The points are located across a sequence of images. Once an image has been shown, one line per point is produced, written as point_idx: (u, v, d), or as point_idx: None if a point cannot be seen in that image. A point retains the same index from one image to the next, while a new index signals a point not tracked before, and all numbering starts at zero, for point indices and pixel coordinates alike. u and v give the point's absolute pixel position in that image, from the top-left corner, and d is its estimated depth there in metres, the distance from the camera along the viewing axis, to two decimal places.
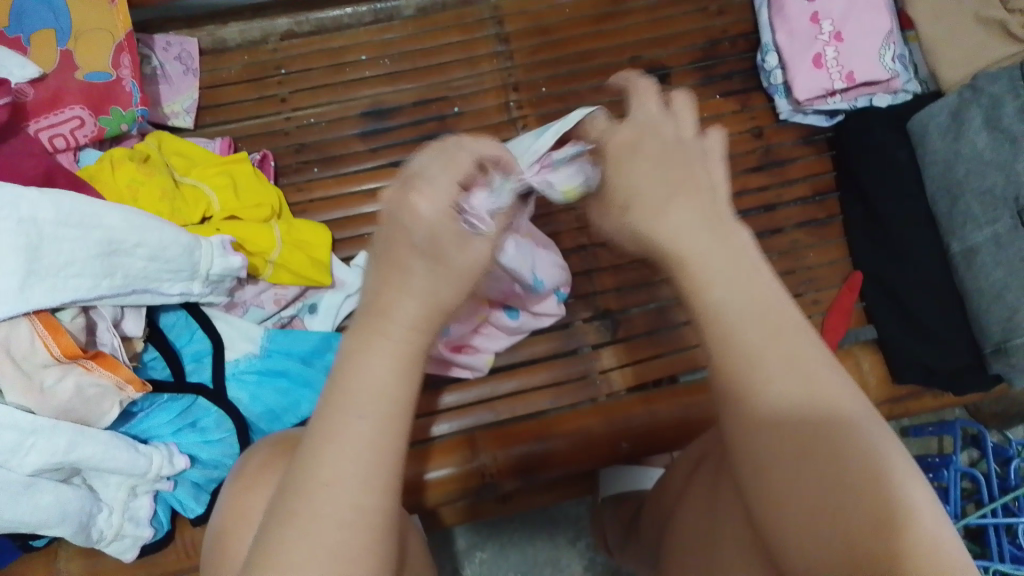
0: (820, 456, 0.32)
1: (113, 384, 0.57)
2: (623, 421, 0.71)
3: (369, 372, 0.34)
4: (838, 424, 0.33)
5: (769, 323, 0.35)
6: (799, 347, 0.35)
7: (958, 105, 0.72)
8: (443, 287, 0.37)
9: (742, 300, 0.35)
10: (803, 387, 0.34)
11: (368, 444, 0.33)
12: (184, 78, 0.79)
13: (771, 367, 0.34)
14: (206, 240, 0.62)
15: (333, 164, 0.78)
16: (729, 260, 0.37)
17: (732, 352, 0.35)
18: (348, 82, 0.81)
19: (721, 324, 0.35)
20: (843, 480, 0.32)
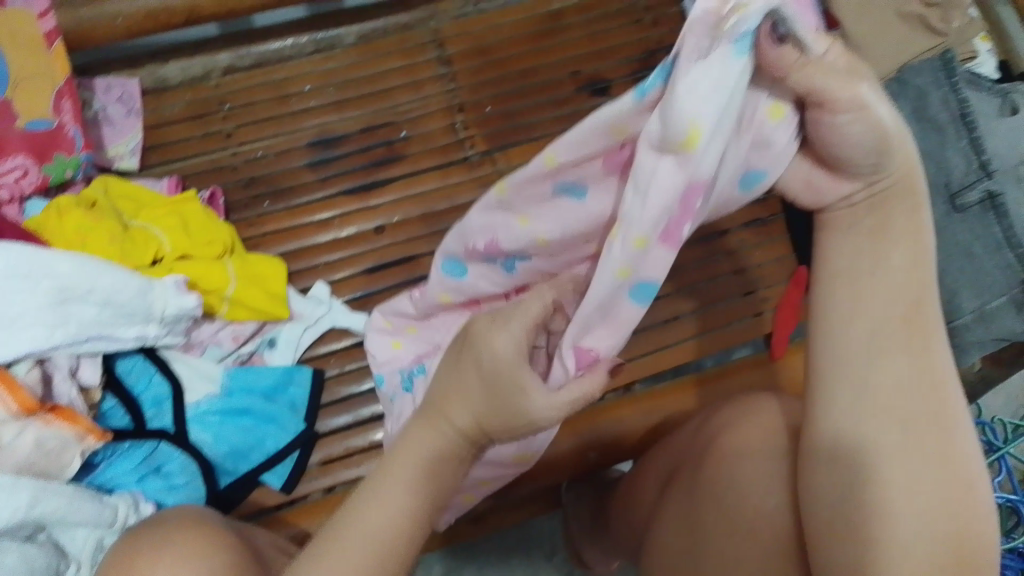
0: (884, 461, 0.39)
1: (73, 436, 0.57)
2: (591, 433, 0.71)
3: (415, 444, 0.42)
4: (925, 438, 0.39)
5: (912, 309, 0.40)
6: (926, 340, 0.40)
7: (888, 100, 0.75)
8: (489, 385, 0.41)
9: (902, 311, 0.40)
10: (910, 392, 0.39)
11: (408, 478, 0.41)
12: (127, 119, 0.79)
13: (885, 371, 0.40)
14: (159, 281, 0.62)
15: (284, 197, 0.78)
16: (914, 229, 0.39)
17: (864, 349, 0.40)
18: (294, 113, 0.81)
19: (861, 287, 0.40)
20: (892, 484, 0.39)
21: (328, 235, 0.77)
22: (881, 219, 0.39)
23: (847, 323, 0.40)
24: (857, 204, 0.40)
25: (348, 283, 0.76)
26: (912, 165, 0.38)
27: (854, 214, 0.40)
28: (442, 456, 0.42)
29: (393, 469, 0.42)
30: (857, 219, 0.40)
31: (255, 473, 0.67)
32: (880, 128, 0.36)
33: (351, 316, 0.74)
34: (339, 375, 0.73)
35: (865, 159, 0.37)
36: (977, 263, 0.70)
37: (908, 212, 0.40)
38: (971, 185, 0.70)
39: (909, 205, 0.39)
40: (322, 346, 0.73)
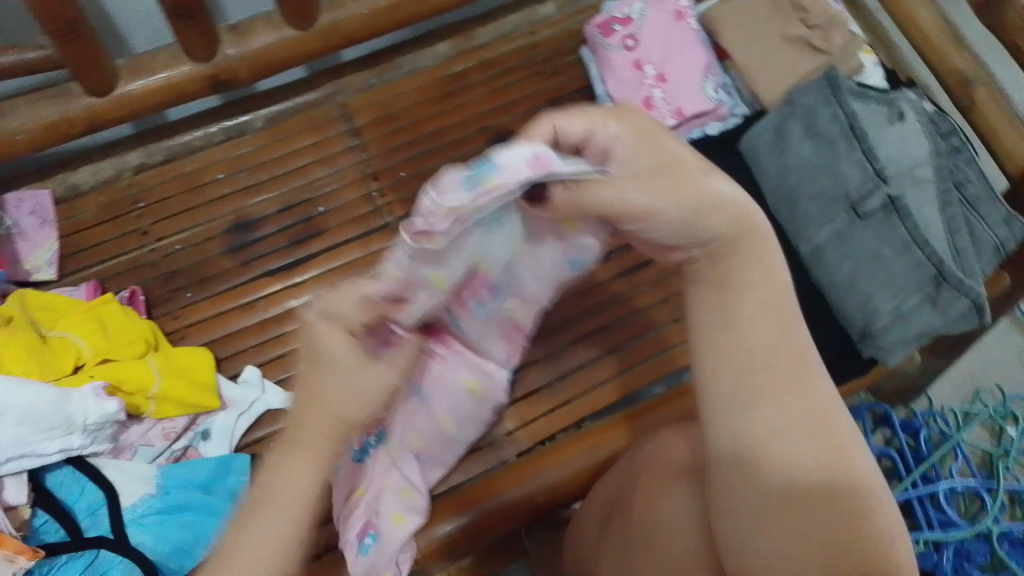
0: (806, 491, 0.39)
1: (3, 558, 0.55)
2: (537, 480, 0.70)
3: (286, 479, 0.39)
4: (832, 461, 0.39)
5: (785, 335, 0.42)
6: (805, 361, 0.42)
7: (779, 122, 0.77)
8: (353, 401, 0.39)
9: (774, 340, 0.42)
10: (803, 421, 0.40)
11: (268, 539, 0.39)
12: (42, 230, 0.79)
13: (775, 397, 0.41)
14: (77, 391, 0.61)
15: (206, 286, 0.78)
16: (766, 271, 0.43)
17: (750, 378, 0.41)
18: (208, 202, 0.82)
19: (735, 326, 0.42)
20: (821, 520, 0.38)
21: (254, 318, 0.77)
22: (720, 272, 0.43)
23: (717, 364, 0.43)
24: (696, 262, 0.44)
25: (279, 363, 0.76)
26: (740, 217, 0.43)
27: (703, 270, 0.44)
28: (320, 471, 0.40)
29: (262, 514, 0.39)
30: (704, 273, 0.44)
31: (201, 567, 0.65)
32: (699, 202, 0.41)
33: (284, 395, 0.73)
34: None
35: (677, 238, 0.43)
36: (885, 266, 0.71)
37: (756, 255, 0.43)
38: (870, 193, 0.71)
39: (760, 265, 0.43)
40: (258, 430, 0.73)
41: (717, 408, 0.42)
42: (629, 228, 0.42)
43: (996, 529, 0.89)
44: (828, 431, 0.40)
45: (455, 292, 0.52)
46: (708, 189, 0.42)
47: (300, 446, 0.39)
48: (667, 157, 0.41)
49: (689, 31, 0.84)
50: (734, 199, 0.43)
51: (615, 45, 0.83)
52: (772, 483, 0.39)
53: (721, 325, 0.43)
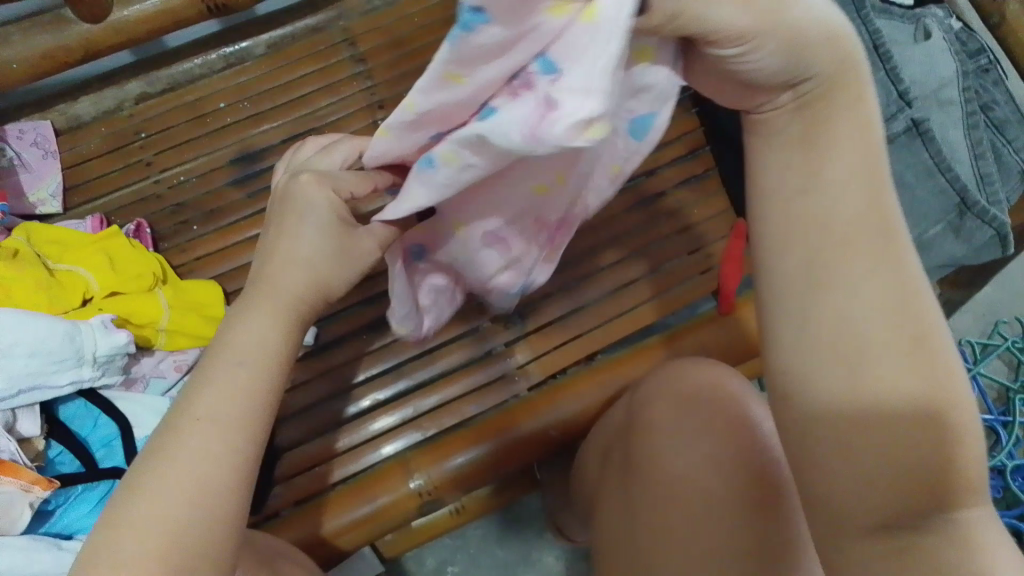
0: (888, 399, 0.37)
1: (19, 488, 0.56)
2: (550, 411, 0.71)
3: (247, 331, 0.42)
4: (917, 371, 0.37)
5: (869, 212, 0.38)
6: (890, 245, 0.38)
7: None
8: (302, 265, 0.44)
9: (857, 219, 0.38)
10: (884, 318, 0.38)
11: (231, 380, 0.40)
12: (45, 162, 0.78)
13: (851, 285, 0.38)
14: (86, 323, 0.61)
15: (212, 218, 0.77)
16: (858, 126, 0.38)
17: (817, 265, 0.39)
18: (212, 133, 0.80)
19: (812, 197, 0.39)
20: (903, 442, 0.36)
21: None
22: (811, 124, 0.38)
23: (791, 241, 0.40)
24: (783, 106, 0.38)
25: None
26: (840, 51, 0.36)
27: (795, 112, 0.38)
28: (275, 332, 0.43)
29: (218, 373, 0.41)
30: (789, 123, 0.39)
31: None
32: (797, 38, 0.34)
33: None
34: (292, 389, 0.73)
35: (774, 77, 0.36)
36: (909, 193, 0.69)
37: (862, 102, 0.38)
38: (894, 115, 0.68)
39: (851, 117, 0.38)
40: None
41: (790, 293, 0.40)
42: (729, 52, 0.34)
43: (1009, 463, 0.89)
44: (912, 334, 0.37)
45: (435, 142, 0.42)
46: (805, 13, 0.34)
47: (259, 297, 0.44)
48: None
49: None
50: (840, 25, 0.36)
51: None
52: (848, 385, 0.38)
53: (800, 187, 0.39)
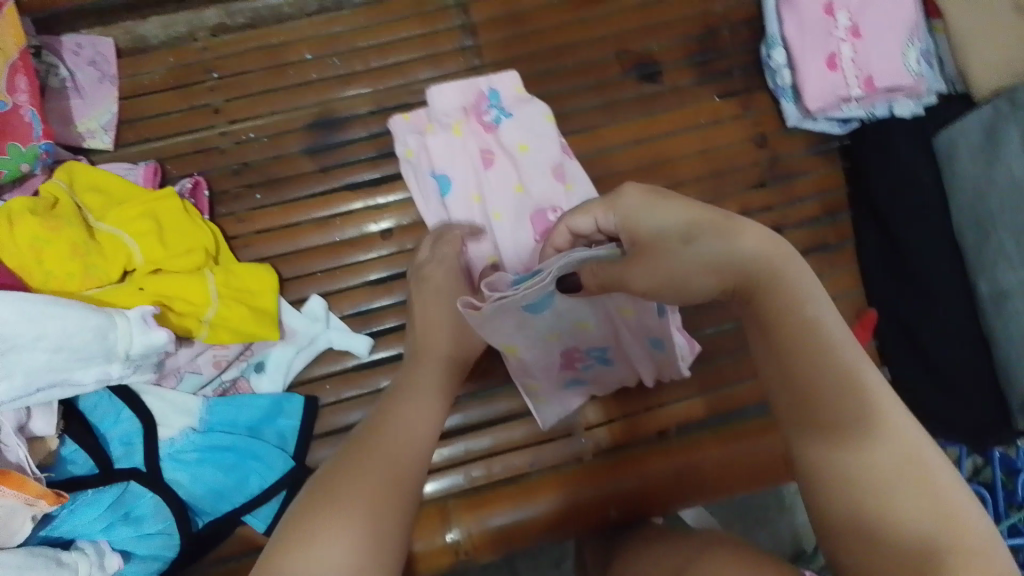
0: (826, 479, 0.36)
1: (22, 501, 0.49)
2: (612, 484, 0.63)
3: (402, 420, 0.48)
4: (858, 457, 0.35)
5: (809, 328, 0.38)
6: (824, 352, 0.37)
7: (993, 120, 0.62)
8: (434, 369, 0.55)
9: (803, 335, 0.38)
10: (815, 412, 0.37)
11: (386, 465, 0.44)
12: (100, 86, 0.68)
13: (794, 381, 0.37)
14: (121, 315, 0.53)
15: (277, 189, 0.68)
16: (792, 273, 0.40)
17: (780, 370, 0.38)
18: (291, 88, 0.70)
19: (767, 330, 0.39)
20: (885, 505, 0.34)
21: (326, 237, 0.67)
22: (758, 299, 0.40)
23: (764, 356, 0.40)
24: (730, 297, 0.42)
25: (348, 296, 0.67)
26: (780, 255, 0.40)
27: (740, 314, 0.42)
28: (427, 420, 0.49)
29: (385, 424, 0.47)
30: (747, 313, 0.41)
31: (235, 516, 0.59)
32: (725, 264, 0.41)
33: (348, 336, 0.65)
34: (335, 404, 0.64)
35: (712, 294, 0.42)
36: None
37: (733, 224, 0.42)
38: None
39: (800, 266, 0.40)
40: (317, 368, 0.65)
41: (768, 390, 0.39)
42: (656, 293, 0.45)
43: None
44: (843, 421, 0.36)
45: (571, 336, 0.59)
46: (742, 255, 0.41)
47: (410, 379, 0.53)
48: (722, 220, 0.42)
49: None
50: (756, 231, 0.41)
51: None
52: (803, 465, 0.37)
53: (761, 338, 0.40)
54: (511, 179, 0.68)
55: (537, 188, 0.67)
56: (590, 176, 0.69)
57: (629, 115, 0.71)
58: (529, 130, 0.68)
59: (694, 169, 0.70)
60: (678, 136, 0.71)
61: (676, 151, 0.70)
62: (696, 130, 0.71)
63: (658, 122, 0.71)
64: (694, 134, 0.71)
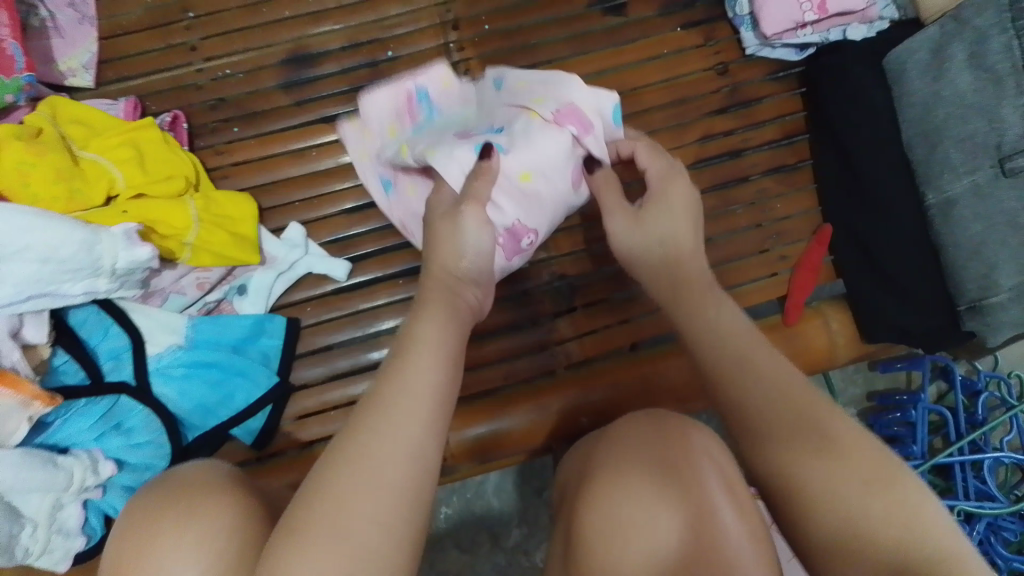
0: (854, 482, 0.38)
1: (18, 402, 0.53)
2: (581, 396, 0.67)
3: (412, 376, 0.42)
4: (869, 452, 0.40)
5: (804, 390, 0.43)
6: (843, 419, 0.41)
7: (941, 37, 0.64)
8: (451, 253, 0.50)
9: (804, 396, 0.42)
10: (837, 429, 0.41)
11: (403, 429, 0.39)
12: (80, 27, 0.70)
13: (790, 382, 0.43)
14: (106, 231, 0.55)
15: (255, 122, 0.70)
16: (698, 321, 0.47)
17: (787, 418, 0.42)
18: (266, 24, 0.72)
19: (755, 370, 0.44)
20: (792, 411, 0.42)
21: (303, 167, 0.70)
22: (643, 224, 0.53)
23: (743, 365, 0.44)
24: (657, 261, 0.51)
25: (326, 224, 0.69)
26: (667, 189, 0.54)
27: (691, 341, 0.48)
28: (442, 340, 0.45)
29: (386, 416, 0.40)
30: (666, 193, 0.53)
31: (220, 430, 0.63)
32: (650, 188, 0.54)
33: (327, 261, 0.68)
34: (316, 325, 0.68)
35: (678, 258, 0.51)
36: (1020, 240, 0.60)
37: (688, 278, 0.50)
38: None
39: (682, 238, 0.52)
40: (296, 293, 0.68)
41: (783, 416, 0.42)
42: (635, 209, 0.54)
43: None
44: (857, 445, 0.40)
45: (529, 123, 0.59)
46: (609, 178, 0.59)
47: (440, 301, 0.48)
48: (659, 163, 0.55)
49: None
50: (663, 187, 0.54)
51: None
52: (808, 465, 0.40)
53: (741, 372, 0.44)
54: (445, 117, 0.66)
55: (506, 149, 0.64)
56: None
57: (595, 47, 0.73)
58: (454, 95, 0.67)
59: (657, 97, 0.73)
60: (642, 65, 0.73)
61: (641, 80, 0.73)
62: (659, 59, 0.73)
63: (623, 53, 0.73)
64: (657, 64, 0.73)
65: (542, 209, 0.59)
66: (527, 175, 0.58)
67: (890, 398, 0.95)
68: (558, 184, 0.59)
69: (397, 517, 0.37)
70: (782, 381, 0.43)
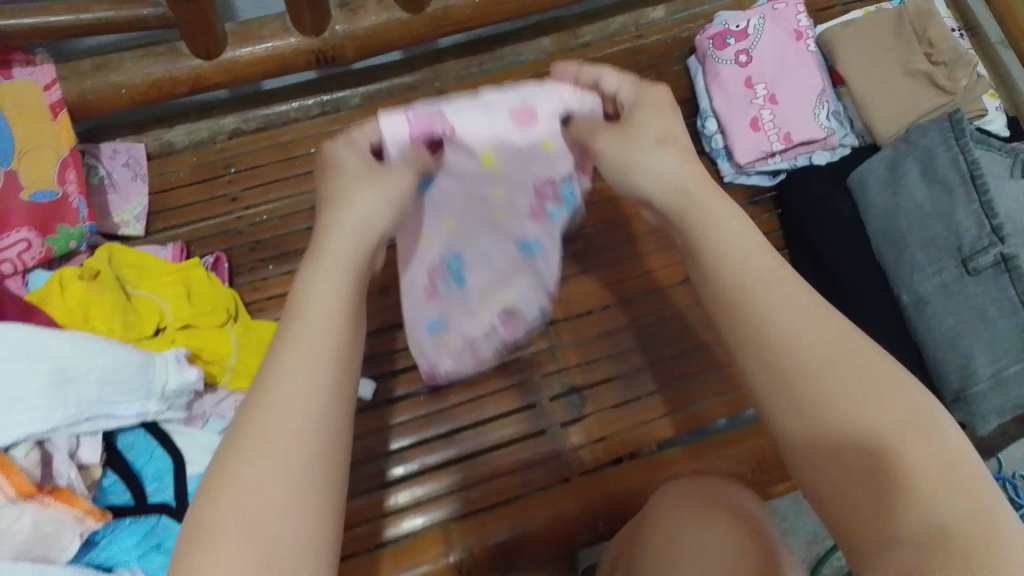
0: (865, 428, 0.36)
1: (73, 517, 0.56)
2: (598, 498, 0.70)
3: (292, 359, 0.39)
4: (894, 396, 0.37)
5: (830, 341, 0.39)
6: (855, 350, 0.39)
7: (894, 157, 0.74)
8: (362, 211, 0.44)
9: (835, 353, 0.39)
10: (846, 362, 0.38)
11: (302, 407, 0.37)
12: (133, 184, 0.79)
13: (812, 321, 0.40)
14: (160, 355, 0.62)
15: (288, 260, 0.78)
16: (712, 230, 0.44)
17: (828, 366, 0.38)
18: (298, 176, 0.81)
19: (764, 325, 0.40)
20: (804, 361, 0.39)
21: None
22: (700, 215, 0.45)
23: (758, 284, 0.42)
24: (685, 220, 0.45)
25: None
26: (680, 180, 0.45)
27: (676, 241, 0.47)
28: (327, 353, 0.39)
29: (276, 397, 0.37)
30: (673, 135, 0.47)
31: None
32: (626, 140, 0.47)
33: None
34: None
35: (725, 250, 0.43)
36: (993, 329, 0.66)
37: (719, 209, 0.45)
38: (984, 248, 0.67)
39: (734, 206, 0.45)
40: None
41: (758, 347, 0.40)
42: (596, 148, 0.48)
43: None
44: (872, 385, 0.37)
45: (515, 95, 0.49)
46: (658, 167, 0.45)
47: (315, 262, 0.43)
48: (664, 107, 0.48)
49: (806, 52, 0.80)
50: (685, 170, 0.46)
51: (726, 60, 0.80)
52: (812, 397, 0.38)
53: (751, 336, 0.41)
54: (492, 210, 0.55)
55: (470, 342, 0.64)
56: None
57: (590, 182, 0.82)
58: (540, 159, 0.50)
59: None
60: None
61: None
62: None
63: None
64: None
65: (484, 119, 0.48)
66: (491, 154, 0.49)
67: None
68: (493, 105, 0.48)
69: (294, 511, 0.35)
70: (802, 347, 0.39)
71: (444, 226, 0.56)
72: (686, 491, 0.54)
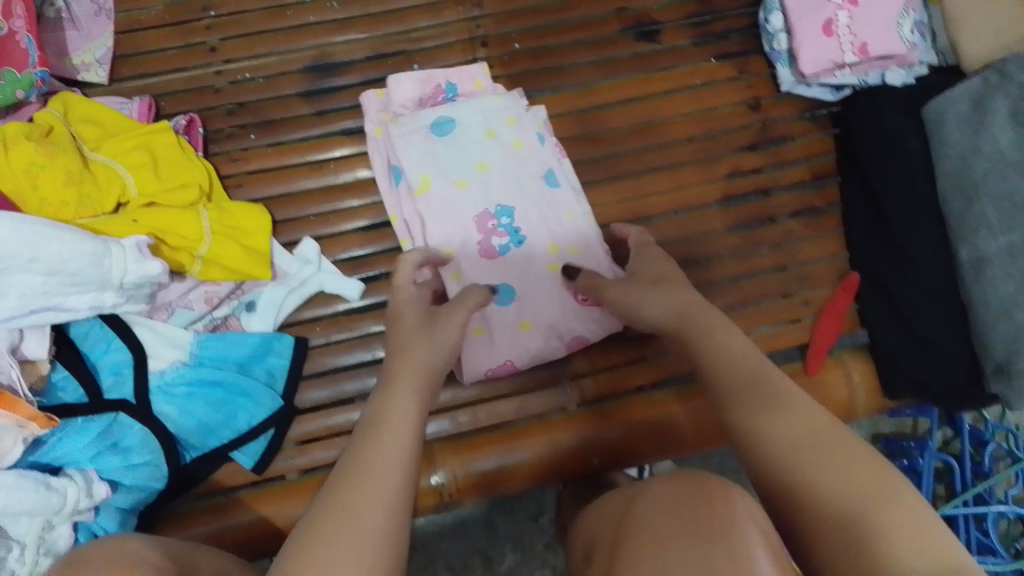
0: (811, 467, 0.38)
1: (14, 423, 0.49)
2: (595, 433, 0.65)
3: (371, 463, 0.39)
4: (855, 453, 0.38)
5: (802, 408, 0.42)
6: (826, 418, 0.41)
7: (982, 90, 0.64)
8: (425, 354, 0.48)
9: (807, 425, 0.40)
10: (813, 431, 0.40)
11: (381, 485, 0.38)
12: (96, 20, 0.68)
13: (785, 392, 0.43)
14: (117, 243, 0.53)
15: (272, 130, 0.67)
16: (718, 331, 0.48)
17: (797, 430, 0.40)
18: (289, 29, 0.69)
19: (762, 388, 0.43)
20: (780, 412, 0.42)
21: (319, 180, 0.67)
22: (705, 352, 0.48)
23: (742, 367, 0.45)
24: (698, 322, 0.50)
25: (340, 240, 0.67)
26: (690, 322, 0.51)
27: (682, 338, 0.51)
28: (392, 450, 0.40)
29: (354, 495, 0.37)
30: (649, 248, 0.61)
31: (222, 453, 0.60)
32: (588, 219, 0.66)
33: (340, 281, 0.65)
34: (325, 346, 0.65)
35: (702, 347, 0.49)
36: None
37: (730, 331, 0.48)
38: None
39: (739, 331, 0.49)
40: (306, 311, 0.65)
41: (748, 400, 0.43)
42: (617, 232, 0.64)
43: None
44: (829, 442, 0.39)
45: None
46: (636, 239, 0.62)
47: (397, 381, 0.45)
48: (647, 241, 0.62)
49: None
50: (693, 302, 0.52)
51: None
52: (773, 442, 0.41)
53: (741, 393, 0.44)
54: (458, 175, 0.66)
55: (449, 234, 0.65)
56: (581, 133, 0.70)
57: (625, 73, 0.72)
58: None
59: (688, 128, 0.71)
60: (673, 95, 0.71)
61: (668, 112, 0.71)
62: (689, 91, 0.72)
63: (655, 81, 0.71)
64: (686, 97, 0.72)
65: None
66: None
67: (896, 443, 0.93)
68: None
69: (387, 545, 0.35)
70: (783, 409, 0.42)
71: (453, 183, 0.66)
72: (666, 504, 0.45)
